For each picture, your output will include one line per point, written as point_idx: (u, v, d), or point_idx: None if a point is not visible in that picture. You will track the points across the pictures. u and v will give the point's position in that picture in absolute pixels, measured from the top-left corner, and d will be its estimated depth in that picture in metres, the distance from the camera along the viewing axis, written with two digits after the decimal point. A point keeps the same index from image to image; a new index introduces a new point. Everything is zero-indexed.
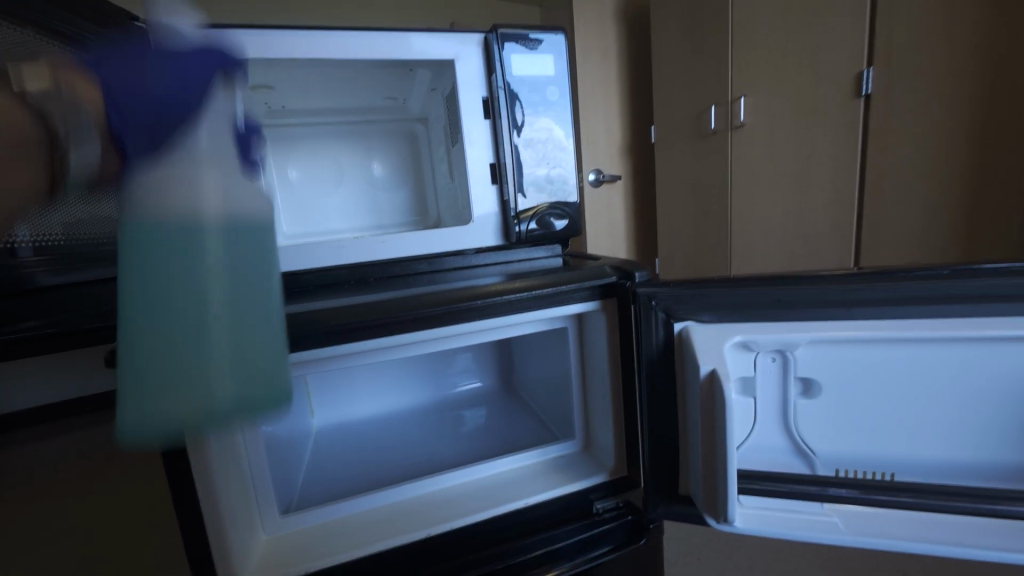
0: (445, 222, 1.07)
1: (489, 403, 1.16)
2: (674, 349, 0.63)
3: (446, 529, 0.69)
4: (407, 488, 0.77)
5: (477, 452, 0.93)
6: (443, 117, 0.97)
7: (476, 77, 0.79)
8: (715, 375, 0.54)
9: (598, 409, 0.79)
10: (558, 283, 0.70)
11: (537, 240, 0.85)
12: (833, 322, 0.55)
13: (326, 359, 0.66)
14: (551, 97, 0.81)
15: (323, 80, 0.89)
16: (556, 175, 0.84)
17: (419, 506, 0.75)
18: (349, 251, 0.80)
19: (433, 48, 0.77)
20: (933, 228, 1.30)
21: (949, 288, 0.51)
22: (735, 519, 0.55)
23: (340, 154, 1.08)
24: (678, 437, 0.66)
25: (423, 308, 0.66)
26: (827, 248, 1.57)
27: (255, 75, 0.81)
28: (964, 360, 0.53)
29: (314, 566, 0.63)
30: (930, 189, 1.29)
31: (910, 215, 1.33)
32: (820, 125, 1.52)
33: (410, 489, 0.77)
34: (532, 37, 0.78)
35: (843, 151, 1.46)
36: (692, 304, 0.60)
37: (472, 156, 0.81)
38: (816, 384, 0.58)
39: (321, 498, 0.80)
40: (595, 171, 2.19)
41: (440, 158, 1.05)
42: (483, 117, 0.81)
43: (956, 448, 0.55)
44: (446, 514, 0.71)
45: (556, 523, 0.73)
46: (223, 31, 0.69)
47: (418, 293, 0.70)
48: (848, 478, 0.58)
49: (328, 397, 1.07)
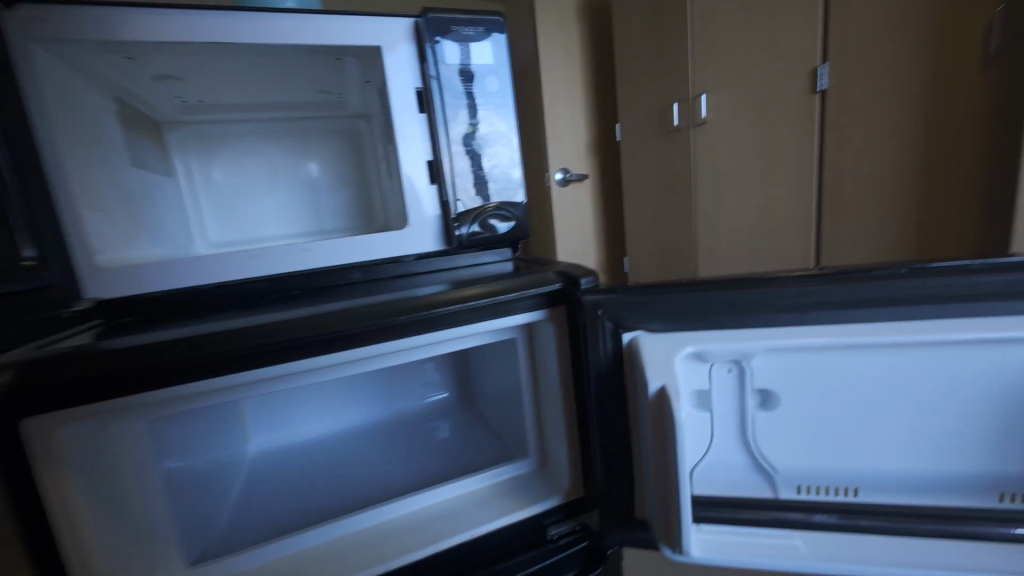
0: (390, 226, 0.99)
1: (445, 418, 1.08)
2: (623, 361, 0.57)
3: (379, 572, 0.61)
4: (340, 524, 0.69)
5: (425, 476, 0.85)
6: (381, 111, 0.90)
7: (408, 67, 0.72)
8: (664, 394, 0.49)
9: (552, 425, 0.73)
10: (500, 292, 0.64)
11: (481, 243, 0.79)
12: (788, 328, 0.50)
13: (234, 389, 0.58)
14: (492, 89, 0.75)
15: (242, 71, 0.81)
16: (499, 174, 0.78)
17: (352, 545, 0.67)
18: (267, 261, 0.71)
19: (357, 33, 0.69)
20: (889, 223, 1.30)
21: (908, 288, 0.47)
22: (691, 549, 0.50)
23: (269, 154, 0.98)
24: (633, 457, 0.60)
25: (345, 326, 0.58)
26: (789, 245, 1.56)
27: (156, 64, 0.72)
28: (925, 366, 0.49)
29: None
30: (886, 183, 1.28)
31: (868, 210, 1.33)
32: (778, 120, 1.51)
33: (346, 525, 0.69)
34: (469, 23, 0.72)
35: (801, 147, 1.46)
36: (640, 312, 0.55)
37: (407, 154, 0.74)
38: (774, 396, 0.53)
39: (246, 539, 0.71)
40: (561, 170, 2.14)
41: (382, 157, 0.98)
42: (418, 110, 0.73)
43: (920, 459, 0.52)
44: (384, 553, 0.64)
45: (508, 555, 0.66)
46: (104, 9, 0.59)
47: (341, 308, 0.62)
48: (811, 497, 0.54)
49: (264, 421, 0.98)
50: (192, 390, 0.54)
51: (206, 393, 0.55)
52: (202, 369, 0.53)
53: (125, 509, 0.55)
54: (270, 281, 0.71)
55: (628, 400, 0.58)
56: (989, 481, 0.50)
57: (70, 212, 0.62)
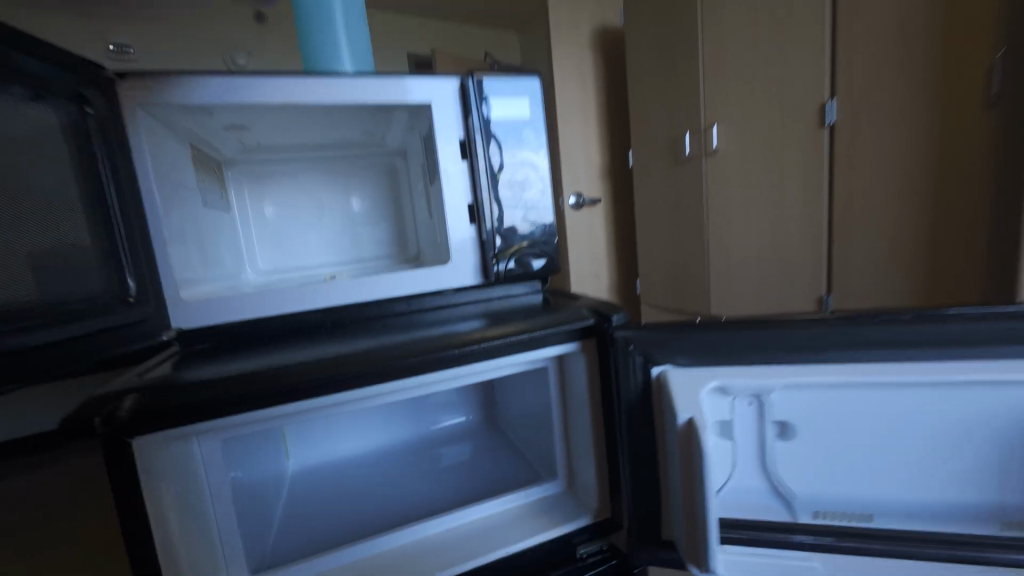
0: (425, 256, 1.06)
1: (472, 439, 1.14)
2: (652, 393, 0.63)
3: None
4: (384, 540, 0.74)
5: (457, 496, 0.90)
6: (421, 153, 0.98)
7: (454, 120, 0.80)
8: (692, 425, 0.54)
9: (580, 449, 0.78)
10: (536, 327, 0.70)
11: (515, 277, 0.85)
12: (804, 367, 0.56)
13: (300, 414, 0.64)
14: (527, 139, 0.82)
15: (299, 120, 0.89)
16: (533, 214, 0.85)
17: (395, 560, 0.72)
18: (323, 293, 0.78)
19: (409, 92, 0.78)
20: (897, 255, 1.34)
21: (911, 333, 0.53)
22: (716, 568, 0.55)
23: (316, 189, 1.06)
24: (659, 482, 0.65)
25: (400, 357, 0.64)
26: (799, 273, 1.61)
27: (228, 118, 0.81)
28: (930, 403, 0.54)
29: None
30: (893, 217, 1.33)
31: (877, 242, 1.38)
32: (788, 153, 1.57)
33: (389, 540, 0.74)
34: (508, 81, 0.80)
35: (811, 179, 1.52)
36: (668, 348, 0.61)
37: (450, 197, 0.82)
38: (792, 427, 0.58)
39: (296, 552, 0.76)
40: (576, 195, 2.22)
41: (419, 194, 1.06)
42: (461, 158, 0.81)
43: (927, 488, 0.56)
44: (426, 567, 0.69)
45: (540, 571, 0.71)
46: (195, 76, 0.67)
47: (394, 341, 0.69)
48: (826, 521, 0.59)
49: (304, 439, 1.04)
50: (267, 413, 0.61)
51: (277, 417, 0.62)
52: (278, 397, 0.59)
53: (201, 521, 0.60)
54: (324, 311, 0.78)
55: (655, 429, 0.64)
56: (988, 511, 0.55)
57: (159, 252, 0.70)
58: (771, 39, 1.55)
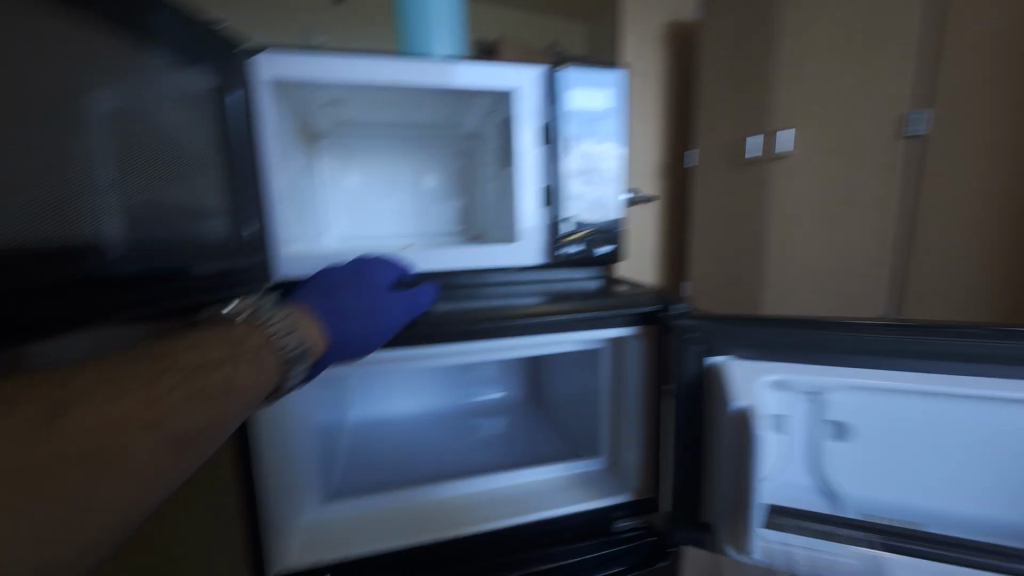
0: (488, 236, 1.11)
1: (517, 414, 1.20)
2: (707, 380, 0.65)
3: (473, 531, 0.72)
4: (438, 488, 0.81)
5: (504, 460, 0.96)
6: (496, 138, 1.03)
7: (535, 107, 0.84)
8: (747, 413, 0.56)
9: (626, 431, 0.82)
10: (598, 309, 0.74)
11: (577, 260, 0.89)
12: (869, 370, 0.57)
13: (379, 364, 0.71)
14: (604, 128, 0.85)
15: (390, 99, 0.96)
16: (602, 202, 0.88)
17: (448, 507, 0.78)
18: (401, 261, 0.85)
19: (497, 78, 0.82)
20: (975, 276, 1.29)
21: (994, 347, 0.52)
22: (754, 551, 0.57)
23: (395, 167, 1.14)
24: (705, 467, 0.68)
25: (472, 323, 0.71)
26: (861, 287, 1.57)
27: (330, 93, 0.88)
28: (996, 419, 0.54)
29: (348, 553, 0.68)
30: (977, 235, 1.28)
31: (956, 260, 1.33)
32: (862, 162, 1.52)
33: (442, 489, 0.81)
34: (592, 71, 0.83)
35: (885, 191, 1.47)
36: (730, 339, 0.63)
37: (524, 180, 0.86)
38: (850, 429, 0.59)
39: (359, 488, 0.85)
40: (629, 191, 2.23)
41: (488, 176, 1.11)
42: (539, 142, 0.85)
43: (982, 503, 0.56)
44: (474, 518, 0.75)
45: (578, 538, 0.76)
46: (311, 54, 0.74)
47: (465, 307, 0.74)
48: (873, 523, 0.60)
49: (366, 393, 1.13)
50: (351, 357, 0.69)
51: (359, 362, 0.70)
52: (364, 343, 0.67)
53: (289, 448, 0.69)
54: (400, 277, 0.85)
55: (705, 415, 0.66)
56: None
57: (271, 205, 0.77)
58: (856, 43, 1.49)
